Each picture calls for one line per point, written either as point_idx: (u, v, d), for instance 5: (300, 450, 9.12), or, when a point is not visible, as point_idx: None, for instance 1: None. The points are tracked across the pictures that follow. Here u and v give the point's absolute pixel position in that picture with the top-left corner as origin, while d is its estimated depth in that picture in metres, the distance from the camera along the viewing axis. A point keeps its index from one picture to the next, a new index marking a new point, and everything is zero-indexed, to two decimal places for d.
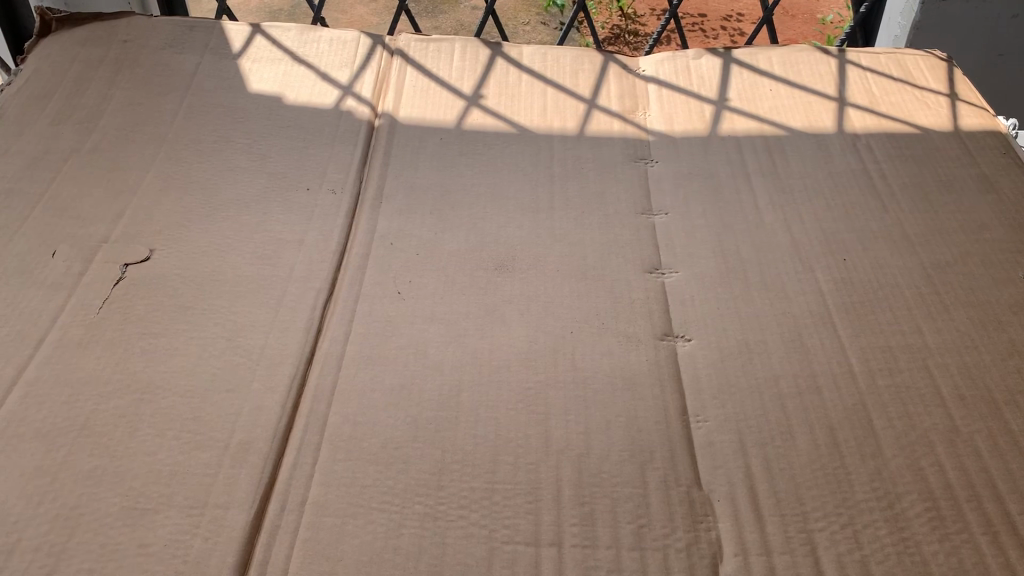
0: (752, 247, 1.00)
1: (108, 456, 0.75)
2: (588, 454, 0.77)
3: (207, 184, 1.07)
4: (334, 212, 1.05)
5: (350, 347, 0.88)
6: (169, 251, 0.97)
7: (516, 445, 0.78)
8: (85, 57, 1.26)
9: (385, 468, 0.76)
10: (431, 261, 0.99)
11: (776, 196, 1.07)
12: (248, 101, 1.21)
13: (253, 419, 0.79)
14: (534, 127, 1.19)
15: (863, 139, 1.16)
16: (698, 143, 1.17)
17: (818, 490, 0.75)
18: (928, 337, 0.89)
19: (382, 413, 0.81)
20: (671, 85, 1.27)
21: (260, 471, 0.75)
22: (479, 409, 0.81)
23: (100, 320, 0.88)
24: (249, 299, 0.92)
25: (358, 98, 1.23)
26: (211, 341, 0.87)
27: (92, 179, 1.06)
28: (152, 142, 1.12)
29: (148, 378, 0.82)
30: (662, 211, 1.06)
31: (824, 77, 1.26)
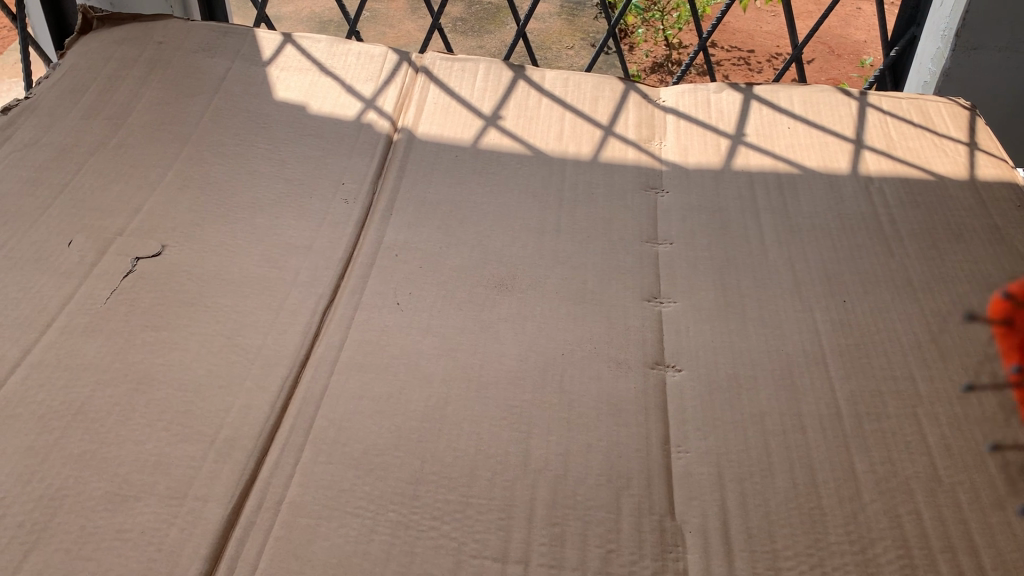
0: (753, 282, 1.00)
1: (98, 441, 0.77)
2: (565, 476, 0.78)
3: (225, 186, 1.10)
4: (344, 221, 1.07)
5: (344, 353, 0.89)
6: (180, 247, 1.00)
7: (495, 460, 0.79)
8: (121, 56, 1.30)
9: (364, 474, 0.77)
10: (433, 275, 1.00)
11: (782, 233, 1.07)
12: (273, 108, 1.24)
13: (241, 417, 0.81)
14: (549, 150, 1.21)
15: (876, 182, 1.15)
16: (709, 176, 1.17)
17: (791, 529, 0.74)
18: (921, 385, 0.88)
19: (367, 419, 0.82)
20: (689, 117, 1.28)
21: (242, 468, 0.77)
22: (463, 423, 0.82)
23: (106, 310, 0.91)
24: (251, 300, 0.94)
25: (380, 111, 1.25)
26: (210, 337, 0.89)
27: (114, 174, 1.09)
28: (175, 142, 1.16)
29: (145, 369, 0.85)
30: (667, 241, 1.07)
31: (844, 118, 1.26)
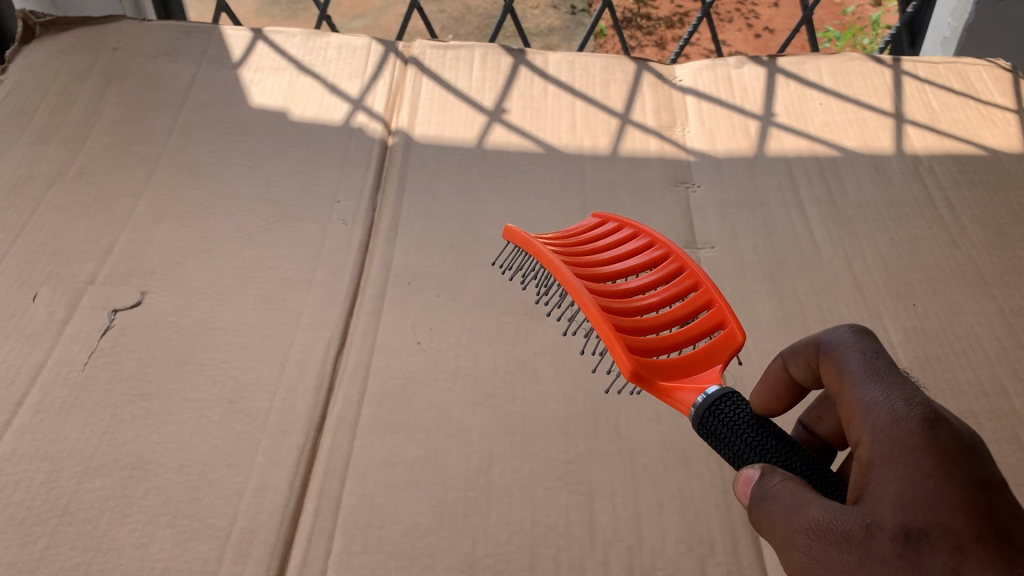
0: (810, 289, 0.91)
1: (93, 549, 0.66)
2: (639, 548, 0.68)
3: (206, 213, 0.97)
4: (345, 245, 0.95)
5: (366, 410, 0.78)
6: (163, 293, 0.87)
7: (558, 534, 0.69)
8: (71, 67, 1.16)
9: (408, 564, 0.66)
10: (454, 305, 0.89)
11: (833, 229, 0.98)
12: (250, 117, 1.11)
13: (258, 502, 0.70)
14: (563, 146, 1.10)
15: (925, 162, 1.06)
16: (743, 165, 1.07)
17: None
18: (1015, 401, 0.79)
19: (404, 493, 0.71)
20: (711, 98, 1.17)
21: (267, 568, 0.66)
22: (514, 488, 0.72)
23: (86, 379, 0.78)
24: (252, 352, 0.82)
25: (370, 112, 1.12)
26: (210, 404, 0.77)
27: (77, 209, 0.96)
28: (144, 165, 1.02)
29: (139, 450, 0.73)
30: (708, 245, 0.97)
31: (879, 90, 1.16)
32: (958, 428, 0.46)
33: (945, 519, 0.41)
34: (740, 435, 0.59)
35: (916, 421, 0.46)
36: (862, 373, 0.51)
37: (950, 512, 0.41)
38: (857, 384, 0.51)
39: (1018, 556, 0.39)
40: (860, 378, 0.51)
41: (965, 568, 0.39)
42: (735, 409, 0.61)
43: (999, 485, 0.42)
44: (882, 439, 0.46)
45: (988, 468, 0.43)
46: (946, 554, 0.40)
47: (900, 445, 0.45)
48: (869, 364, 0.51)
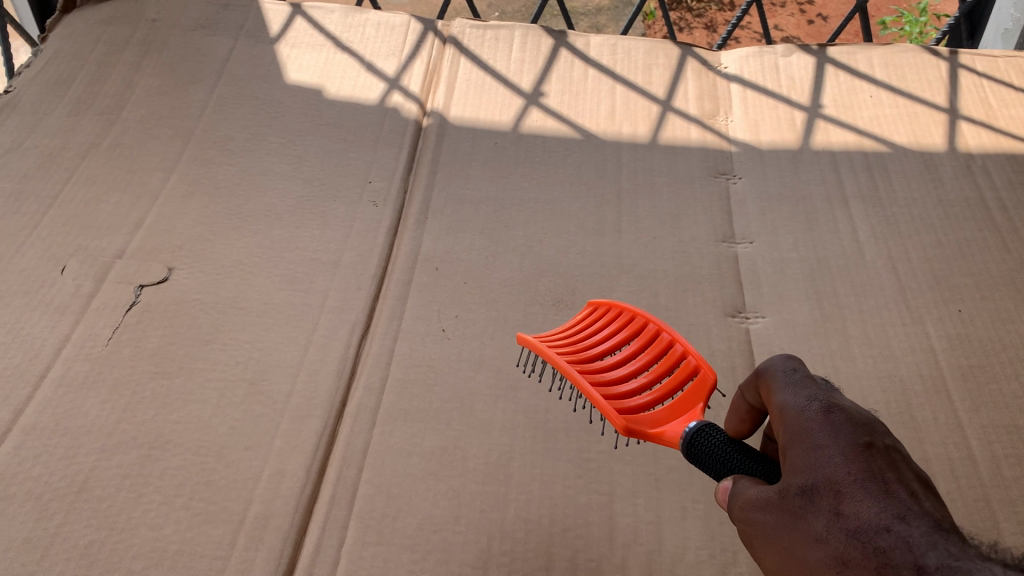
0: (850, 290, 0.87)
1: (107, 527, 0.65)
2: (658, 553, 0.66)
3: (236, 189, 0.96)
4: (374, 228, 0.93)
5: (388, 398, 0.77)
6: (189, 270, 0.87)
7: (575, 535, 0.67)
8: (110, 37, 1.15)
9: (422, 558, 0.65)
10: (481, 293, 0.87)
11: (877, 228, 0.94)
12: (285, 93, 1.09)
13: (273, 487, 0.69)
14: (601, 132, 1.07)
15: (978, 160, 1.01)
16: (786, 158, 1.03)
17: None
18: None
19: (421, 484, 0.70)
20: (757, 87, 1.13)
21: (279, 555, 0.65)
22: (533, 485, 0.70)
23: (109, 354, 0.78)
24: (276, 332, 0.82)
25: (406, 92, 1.11)
26: (231, 384, 0.77)
27: (109, 181, 0.96)
28: (177, 139, 1.02)
29: (158, 429, 0.72)
30: (746, 240, 0.94)
31: (933, 83, 1.12)
32: (855, 410, 0.49)
33: (829, 473, 0.44)
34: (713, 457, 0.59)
35: (812, 402, 0.49)
36: (779, 377, 0.53)
37: (835, 468, 0.44)
38: (774, 383, 0.53)
39: (887, 488, 0.42)
40: (774, 374, 0.53)
41: (843, 505, 0.42)
42: (708, 437, 0.61)
43: (886, 447, 0.45)
44: (789, 422, 0.49)
45: (878, 434, 0.46)
46: (830, 498, 0.43)
47: (798, 427, 0.48)
48: (785, 363, 0.54)
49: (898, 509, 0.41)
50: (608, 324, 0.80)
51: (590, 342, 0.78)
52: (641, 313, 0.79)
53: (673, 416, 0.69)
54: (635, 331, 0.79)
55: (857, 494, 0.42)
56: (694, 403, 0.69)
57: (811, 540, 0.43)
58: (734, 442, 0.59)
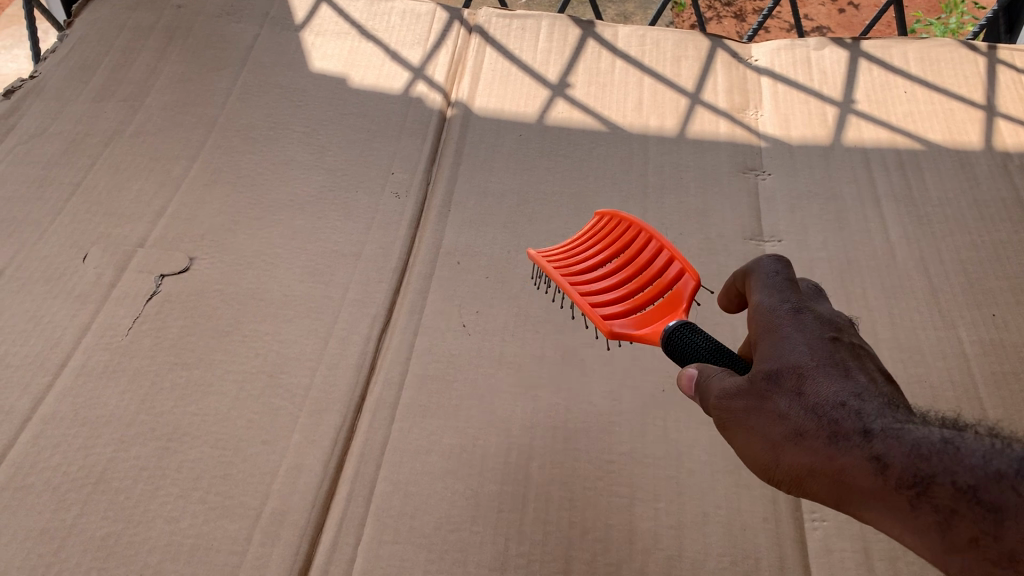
0: (881, 292, 0.85)
1: (124, 520, 0.65)
2: (679, 558, 0.65)
3: (258, 178, 0.96)
4: (397, 220, 0.92)
5: (407, 393, 0.76)
6: (210, 259, 0.86)
7: (595, 538, 0.66)
8: (135, 23, 1.15)
9: (438, 558, 0.64)
10: (503, 288, 0.86)
11: (909, 228, 0.92)
12: (309, 81, 1.09)
13: (290, 482, 0.69)
14: (627, 125, 1.05)
15: (1015, 160, 0.99)
16: (817, 154, 1.01)
17: None
18: None
19: (439, 483, 0.69)
20: (788, 81, 1.11)
21: (295, 552, 0.65)
22: (552, 486, 0.69)
23: (129, 344, 0.78)
24: (295, 325, 0.81)
25: (430, 82, 1.10)
26: (250, 377, 0.76)
27: (132, 168, 0.95)
28: (200, 127, 1.01)
29: (176, 421, 0.72)
30: (774, 238, 0.92)
31: (970, 79, 1.09)
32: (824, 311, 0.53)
33: (794, 360, 0.49)
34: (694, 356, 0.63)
35: (786, 303, 0.54)
36: (763, 280, 0.57)
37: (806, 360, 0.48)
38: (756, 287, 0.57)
39: (847, 372, 0.47)
40: (758, 278, 0.57)
41: (807, 388, 0.47)
42: (688, 340, 0.64)
43: (850, 344, 0.50)
44: (767, 321, 0.53)
45: (845, 333, 0.51)
46: (796, 385, 0.48)
47: (773, 326, 0.52)
48: (768, 264, 0.57)
49: (854, 388, 0.46)
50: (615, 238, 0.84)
51: (594, 258, 0.82)
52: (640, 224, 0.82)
53: (654, 319, 0.72)
54: (632, 235, 0.82)
55: (819, 377, 0.47)
56: (675, 302, 0.72)
57: (776, 417, 0.48)
58: (712, 340, 0.63)
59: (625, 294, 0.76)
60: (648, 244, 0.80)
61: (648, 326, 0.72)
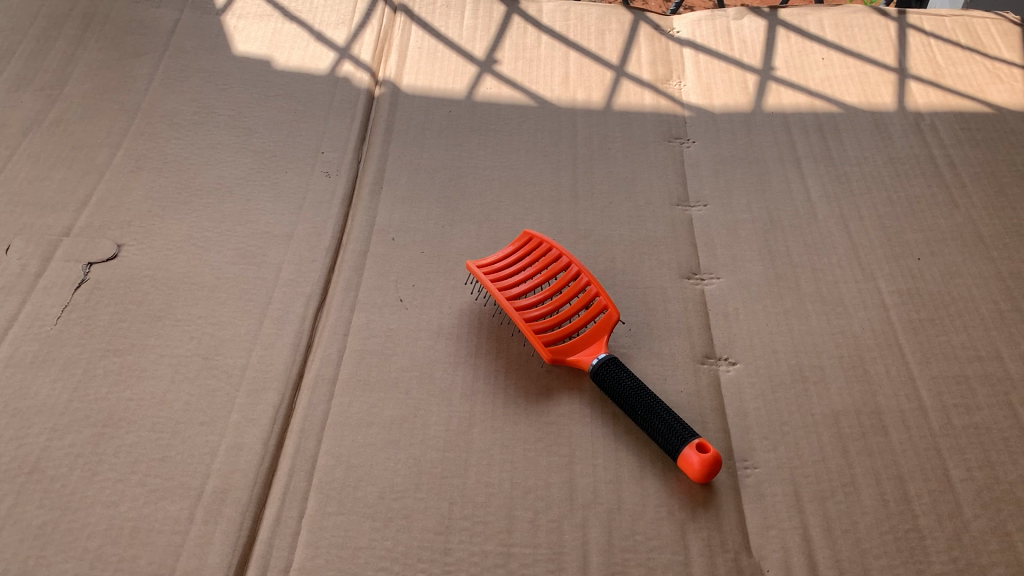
0: (804, 249, 0.88)
1: (61, 507, 0.64)
2: (619, 510, 0.67)
3: (185, 163, 0.95)
4: (328, 199, 0.92)
5: (345, 368, 0.76)
6: (138, 246, 0.85)
7: (537, 497, 0.67)
8: (50, 11, 1.12)
9: (383, 525, 0.65)
10: (438, 262, 0.87)
11: (829, 187, 0.95)
12: (233, 64, 1.08)
13: (230, 461, 0.69)
14: (555, 98, 1.07)
15: (926, 119, 1.03)
16: (739, 120, 1.04)
17: (889, 560, 0.64)
18: (1010, 365, 0.77)
19: (381, 453, 0.70)
20: (709, 51, 1.13)
21: (239, 528, 0.65)
22: (493, 450, 0.71)
23: (59, 334, 0.77)
24: (229, 307, 0.80)
25: (357, 62, 1.09)
26: (185, 360, 0.75)
27: (53, 157, 0.93)
28: (122, 114, 1.00)
29: (111, 407, 0.71)
30: (700, 202, 0.94)
31: (882, 43, 1.13)
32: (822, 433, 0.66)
33: None
34: (627, 391, 0.71)
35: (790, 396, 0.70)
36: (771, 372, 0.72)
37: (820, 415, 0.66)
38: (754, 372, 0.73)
39: None
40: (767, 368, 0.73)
41: None
42: (619, 379, 0.72)
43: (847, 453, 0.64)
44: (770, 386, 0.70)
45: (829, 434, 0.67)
46: None
47: None
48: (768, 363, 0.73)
49: None
50: (528, 245, 0.84)
51: (513, 270, 0.82)
52: (553, 245, 0.82)
53: (585, 343, 0.77)
54: (547, 248, 0.83)
55: None
56: (602, 333, 0.77)
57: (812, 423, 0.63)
58: (639, 382, 0.72)
59: (548, 309, 0.79)
60: (565, 265, 0.81)
61: (580, 350, 0.76)
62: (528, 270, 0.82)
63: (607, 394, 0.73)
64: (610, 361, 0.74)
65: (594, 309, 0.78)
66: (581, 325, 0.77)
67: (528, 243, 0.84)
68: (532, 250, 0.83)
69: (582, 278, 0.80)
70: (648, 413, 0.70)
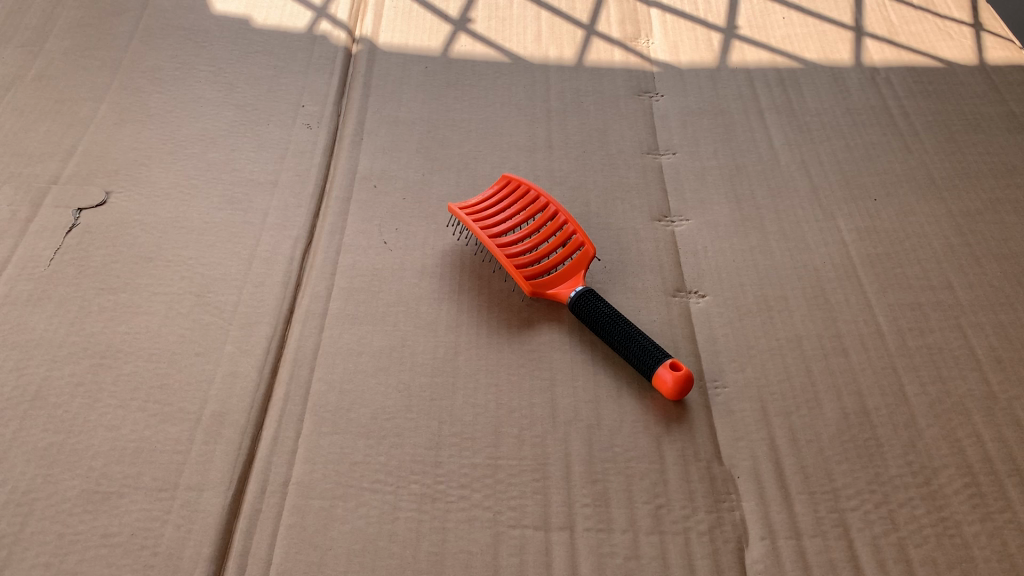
0: (767, 192, 0.93)
1: (66, 431, 0.67)
2: (598, 426, 0.71)
3: (169, 116, 0.97)
4: (310, 149, 0.95)
5: (333, 303, 0.80)
6: (126, 193, 0.87)
7: (521, 416, 0.72)
8: None
9: (376, 443, 0.68)
10: (419, 207, 0.90)
11: (791, 136, 1.00)
12: (212, 23, 1.10)
13: (227, 387, 0.71)
14: (528, 55, 1.10)
15: (881, 73, 1.08)
16: (705, 75, 1.08)
17: (849, 465, 0.69)
18: (959, 293, 0.82)
19: (372, 379, 0.73)
20: (676, 11, 1.18)
21: (238, 447, 0.68)
22: (478, 374, 0.75)
23: (52, 274, 0.79)
24: (218, 249, 0.83)
25: (333, 21, 1.12)
26: (178, 297, 0.78)
27: (37, 111, 0.95)
28: (104, 69, 1.01)
29: (109, 340, 0.74)
30: (669, 151, 0.99)
31: (839, 4, 1.19)
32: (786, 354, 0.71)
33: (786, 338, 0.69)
34: (603, 320, 0.76)
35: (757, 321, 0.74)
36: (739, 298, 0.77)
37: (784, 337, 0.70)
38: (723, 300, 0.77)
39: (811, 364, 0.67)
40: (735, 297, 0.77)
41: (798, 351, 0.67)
42: (596, 308, 0.76)
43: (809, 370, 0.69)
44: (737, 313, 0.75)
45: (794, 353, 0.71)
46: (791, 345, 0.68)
47: None
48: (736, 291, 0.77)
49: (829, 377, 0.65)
50: (508, 189, 0.87)
51: (494, 211, 0.85)
52: (533, 187, 0.85)
53: (563, 278, 0.81)
54: (526, 191, 0.86)
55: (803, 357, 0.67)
56: (579, 269, 0.81)
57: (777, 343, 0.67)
58: (614, 311, 0.77)
59: (529, 247, 0.82)
60: (543, 207, 0.84)
61: (559, 285, 0.80)
62: (508, 211, 0.85)
63: (585, 323, 0.78)
64: (586, 292, 0.78)
65: (571, 246, 0.82)
66: (560, 261, 0.81)
67: (508, 186, 0.87)
68: (514, 192, 0.86)
69: (560, 217, 0.83)
70: (623, 337, 0.74)
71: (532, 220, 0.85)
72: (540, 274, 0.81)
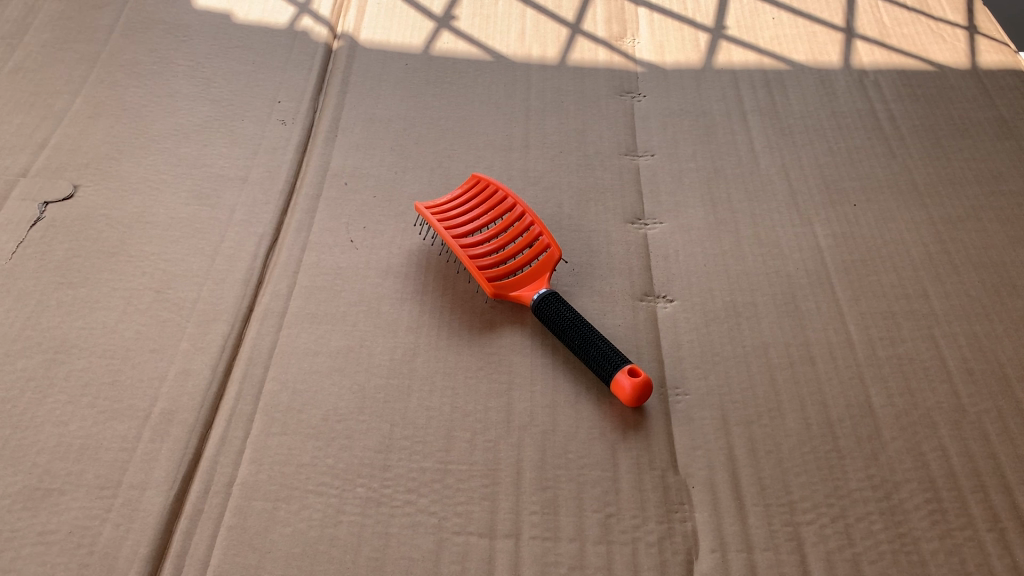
0: (744, 196, 0.91)
1: (13, 426, 0.67)
2: (552, 432, 0.70)
3: (143, 110, 0.96)
4: (283, 145, 0.94)
5: (293, 302, 0.79)
6: (94, 187, 0.87)
7: (475, 419, 0.70)
8: None
9: (325, 445, 0.67)
10: (389, 206, 0.89)
11: (773, 139, 0.98)
12: (193, 17, 1.10)
13: (178, 384, 0.71)
14: (510, 54, 1.09)
15: (870, 75, 1.06)
16: (689, 76, 1.07)
17: (808, 477, 0.67)
18: (935, 302, 0.80)
19: (327, 379, 0.72)
20: (664, 11, 1.16)
21: (184, 445, 0.67)
22: (435, 376, 0.73)
23: (13, 267, 0.78)
24: (182, 244, 0.82)
25: (316, 17, 1.12)
26: (137, 292, 0.77)
27: (12, 103, 0.95)
28: (82, 63, 1.01)
29: (63, 335, 0.73)
30: (648, 152, 0.97)
31: (832, 6, 1.17)
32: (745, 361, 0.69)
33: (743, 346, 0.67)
34: (564, 324, 0.74)
35: None
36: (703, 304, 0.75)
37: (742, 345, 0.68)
38: None
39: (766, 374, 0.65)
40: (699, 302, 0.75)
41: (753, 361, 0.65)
42: (558, 312, 0.75)
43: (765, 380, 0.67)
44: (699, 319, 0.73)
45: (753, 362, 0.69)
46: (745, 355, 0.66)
47: None
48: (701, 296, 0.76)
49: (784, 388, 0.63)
50: (477, 191, 0.86)
51: (462, 213, 0.84)
52: (502, 189, 0.84)
53: (527, 281, 0.79)
54: (495, 194, 0.85)
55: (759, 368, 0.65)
56: (543, 272, 0.79)
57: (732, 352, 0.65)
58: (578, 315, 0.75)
59: (494, 248, 0.81)
60: (511, 209, 0.83)
61: (522, 287, 0.79)
62: (476, 212, 0.84)
63: (548, 327, 0.76)
64: (550, 295, 0.77)
65: (537, 248, 0.80)
66: (525, 263, 0.80)
67: (478, 186, 0.86)
68: (484, 193, 0.85)
69: (528, 219, 0.82)
70: (584, 342, 0.72)
71: (499, 221, 0.84)
72: (504, 276, 0.80)
